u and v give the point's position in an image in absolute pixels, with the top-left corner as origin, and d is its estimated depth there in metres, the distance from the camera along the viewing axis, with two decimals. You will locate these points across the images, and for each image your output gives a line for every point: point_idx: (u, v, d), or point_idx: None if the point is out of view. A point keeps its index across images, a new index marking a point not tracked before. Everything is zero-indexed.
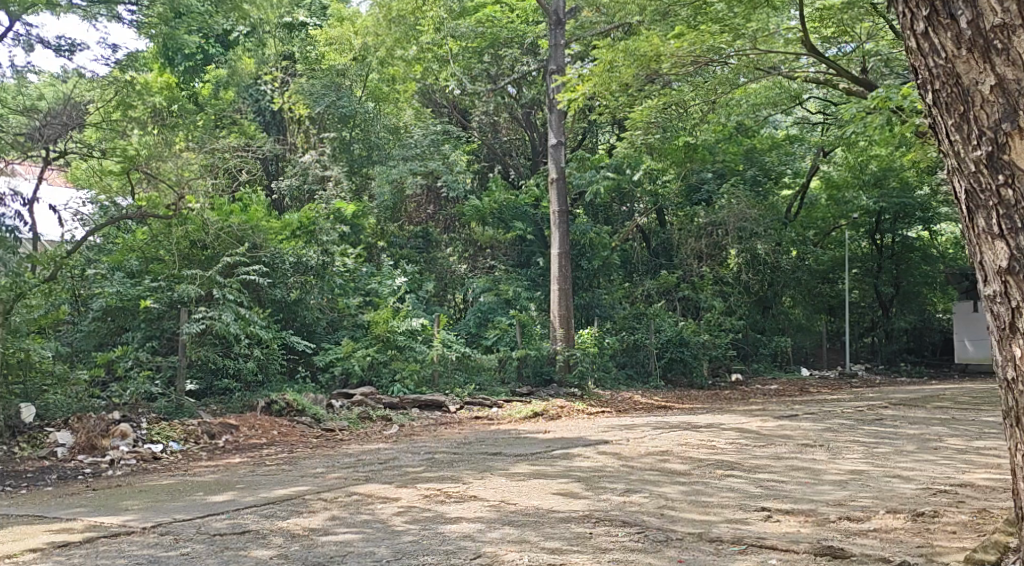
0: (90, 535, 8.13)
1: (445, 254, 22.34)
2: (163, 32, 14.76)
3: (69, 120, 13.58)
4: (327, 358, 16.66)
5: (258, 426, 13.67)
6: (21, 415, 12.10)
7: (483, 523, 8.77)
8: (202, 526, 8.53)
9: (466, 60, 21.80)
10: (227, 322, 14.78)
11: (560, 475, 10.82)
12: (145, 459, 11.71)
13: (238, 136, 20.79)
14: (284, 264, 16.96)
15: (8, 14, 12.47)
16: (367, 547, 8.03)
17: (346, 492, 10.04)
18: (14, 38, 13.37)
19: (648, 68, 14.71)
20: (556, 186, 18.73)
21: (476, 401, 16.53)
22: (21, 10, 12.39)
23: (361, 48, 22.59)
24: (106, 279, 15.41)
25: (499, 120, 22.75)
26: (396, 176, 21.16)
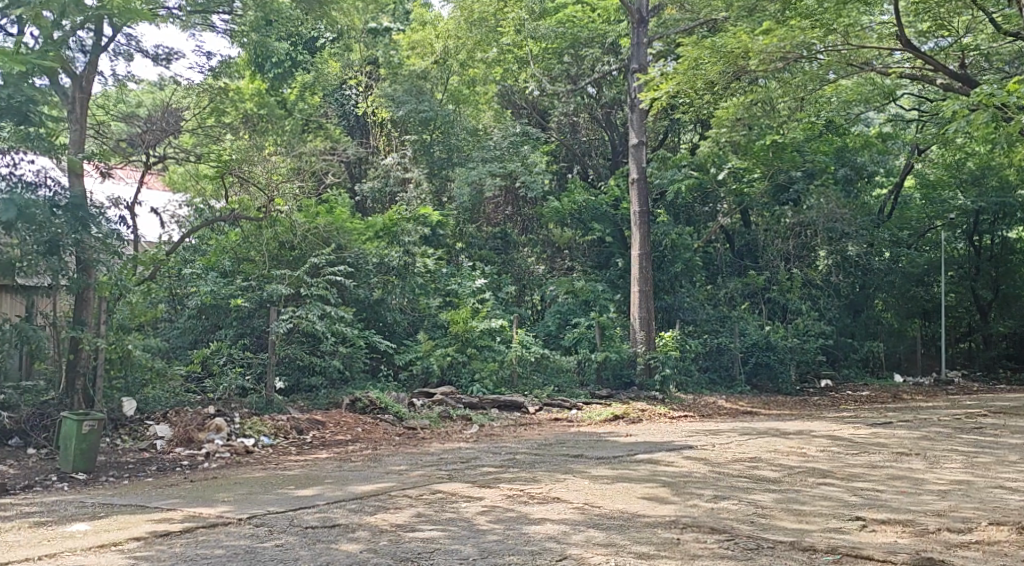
0: (189, 525, 8.30)
1: (524, 254, 22.23)
2: (254, 40, 15.10)
3: (167, 126, 14.38)
4: (407, 357, 16.84)
5: (343, 423, 13.82)
6: (123, 409, 12.42)
7: (569, 525, 8.68)
8: (295, 519, 8.63)
9: (546, 61, 21.75)
10: (314, 319, 15.28)
11: (646, 479, 10.67)
12: (238, 453, 11.91)
13: (323, 139, 21.09)
14: (368, 264, 17.37)
15: (114, 24, 12.96)
16: (454, 544, 8.02)
17: (430, 490, 10.06)
18: (116, 50, 13.78)
19: (736, 65, 14.49)
20: (637, 186, 18.54)
21: (556, 403, 16.44)
22: (122, 22, 12.85)
23: (442, 52, 22.73)
24: (202, 278, 15.82)
25: (580, 120, 22.54)
26: (475, 178, 21.24)
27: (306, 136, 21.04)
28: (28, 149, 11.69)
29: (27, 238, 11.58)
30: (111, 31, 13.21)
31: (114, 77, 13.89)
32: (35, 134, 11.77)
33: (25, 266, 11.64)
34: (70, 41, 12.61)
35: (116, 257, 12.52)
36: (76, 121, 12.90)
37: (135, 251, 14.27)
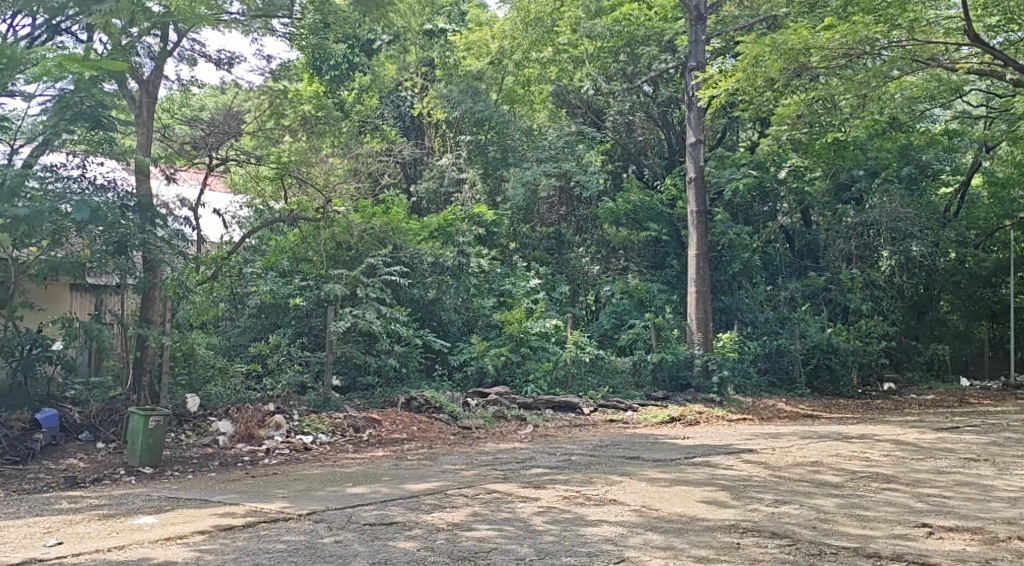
0: (251, 520, 8.37)
1: (579, 254, 21.97)
2: (313, 43, 15.34)
3: (230, 129, 14.77)
4: (462, 357, 16.86)
5: (399, 421, 13.87)
6: (187, 404, 12.65)
7: (626, 527, 8.58)
8: (353, 516, 8.66)
9: (601, 59, 21.63)
10: (370, 319, 15.50)
11: (705, 483, 10.52)
12: (297, 450, 12.03)
13: (380, 140, 21.24)
14: (423, 264, 17.49)
15: (178, 30, 13.23)
16: (511, 544, 7.97)
17: (486, 489, 10.04)
18: (180, 55, 14.01)
19: (797, 62, 14.23)
20: (694, 185, 18.34)
21: (611, 404, 16.30)
22: (189, 28, 13.16)
23: (496, 52, 21.58)
24: (261, 278, 15.90)
25: (635, 119, 22.24)
26: (531, 178, 21.24)
27: (363, 137, 21.21)
28: (99, 155, 12.05)
29: (98, 237, 11.76)
30: (177, 36, 13.44)
31: (179, 81, 14.23)
32: (105, 139, 12.02)
33: (96, 265, 11.85)
34: (138, 48, 12.90)
35: (178, 257, 12.83)
36: (142, 124, 13.15)
37: (198, 252, 14.54)
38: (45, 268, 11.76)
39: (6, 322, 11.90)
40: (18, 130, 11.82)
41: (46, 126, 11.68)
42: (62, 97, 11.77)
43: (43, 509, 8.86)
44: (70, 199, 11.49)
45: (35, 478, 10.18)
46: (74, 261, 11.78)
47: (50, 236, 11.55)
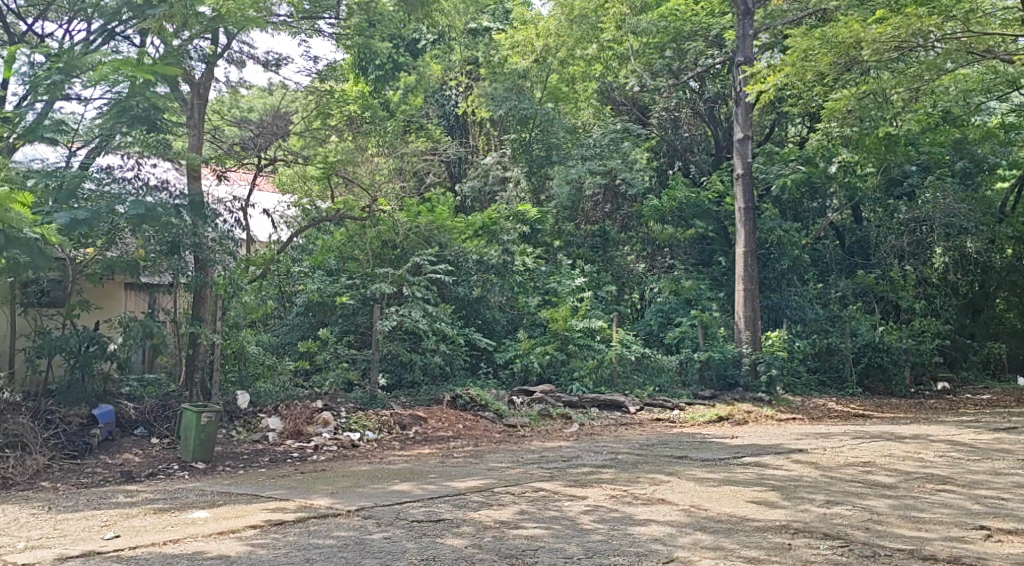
0: (302, 515, 8.43)
1: (624, 253, 21.77)
2: (359, 42, 15.36)
3: (277, 130, 14.81)
4: (507, 354, 16.87)
5: (445, 419, 13.86)
6: (237, 401, 12.80)
7: (674, 527, 8.50)
8: (401, 513, 8.68)
9: (647, 56, 21.38)
10: (416, 318, 15.63)
11: (754, 483, 10.38)
12: (345, 447, 12.10)
13: (424, 139, 21.29)
14: (467, 262, 17.58)
15: (227, 32, 13.36)
16: (558, 543, 7.92)
17: (533, 488, 10.01)
18: (229, 57, 14.16)
19: (847, 55, 14.07)
20: (742, 181, 18.13)
21: (657, 403, 16.17)
22: (240, 31, 13.29)
23: (542, 51, 22.24)
24: (309, 276, 16.07)
25: (681, 116, 22.02)
26: (575, 176, 21.16)
27: (408, 135, 21.25)
28: (153, 157, 12.11)
29: (151, 237, 12.07)
30: (226, 39, 13.58)
31: (228, 83, 14.38)
32: (160, 143, 12.02)
33: (149, 264, 12.14)
34: (189, 51, 13.00)
35: (228, 256, 13.03)
36: (194, 126, 13.40)
37: (247, 253, 14.59)
38: (101, 267, 11.91)
39: (64, 320, 12.09)
40: (75, 134, 12.11)
41: (101, 129, 11.89)
42: (118, 100, 11.93)
43: (101, 502, 8.99)
44: (126, 203, 11.73)
45: (92, 472, 10.35)
46: (129, 260, 11.98)
47: (106, 236, 11.77)
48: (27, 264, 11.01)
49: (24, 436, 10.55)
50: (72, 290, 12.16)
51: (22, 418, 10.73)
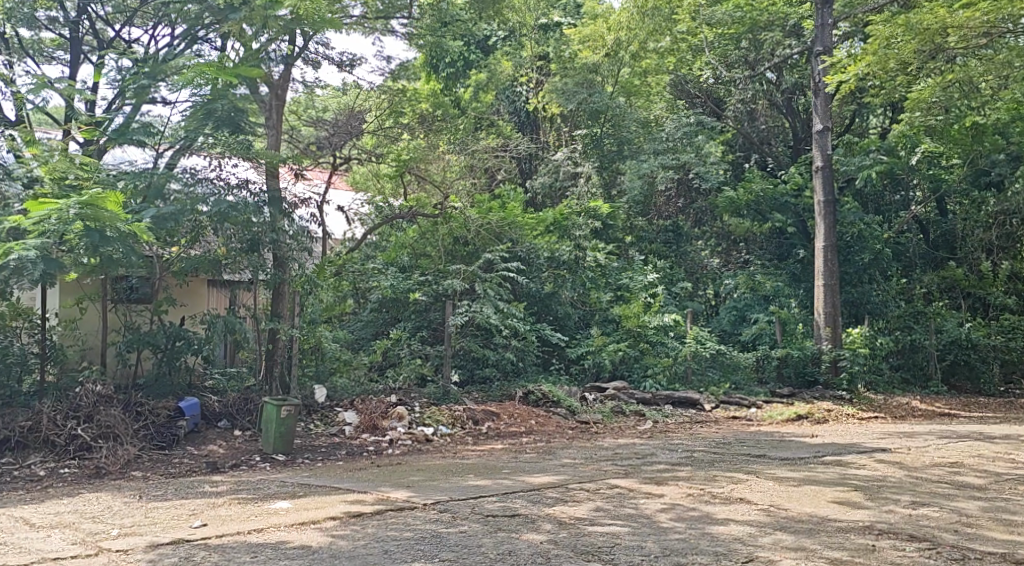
0: (380, 508, 8.47)
1: (698, 248, 21.75)
2: (431, 41, 15.37)
3: (352, 130, 14.96)
4: (579, 350, 16.75)
5: (517, 414, 13.81)
6: (314, 396, 12.98)
7: (754, 526, 8.31)
8: (476, 507, 8.67)
9: (722, 47, 20.80)
10: (487, 314, 15.48)
11: (836, 483, 10.12)
12: (419, 441, 12.15)
13: (496, 136, 21.21)
14: (539, 259, 17.55)
15: (304, 34, 13.52)
16: (635, 540, 7.82)
17: (608, 484, 9.90)
18: (306, 58, 14.36)
19: (933, 43, 13.62)
20: (821, 174, 17.69)
21: (734, 401, 15.90)
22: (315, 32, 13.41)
23: (613, 44, 22.19)
24: (383, 273, 16.15)
25: (757, 107, 21.47)
26: (647, 170, 20.92)
27: (479, 133, 21.24)
28: (234, 158, 12.39)
29: (232, 235, 12.37)
30: (303, 39, 13.74)
31: (304, 84, 14.57)
32: (242, 144, 12.26)
33: (230, 262, 12.42)
34: (268, 52, 13.20)
35: (304, 252, 13.20)
36: (272, 126, 13.56)
37: (325, 252, 14.68)
38: (186, 266, 12.24)
39: (152, 317, 12.32)
40: (162, 136, 12.53)
41: (185, 131, 12.35)
42: (201, 103, 12.39)
43: (188, 492, 9.17)
44: (207, 202, 11.98)
45: (179, 463, 10.57)
46: (212, 259, 12.30)
47: (190, 235, 12.15)
48: (120, 261, 11.24)
49: (116, 428, 10.80)
50: (158, 287, 12.44)
51: (113, 409, 11.01)
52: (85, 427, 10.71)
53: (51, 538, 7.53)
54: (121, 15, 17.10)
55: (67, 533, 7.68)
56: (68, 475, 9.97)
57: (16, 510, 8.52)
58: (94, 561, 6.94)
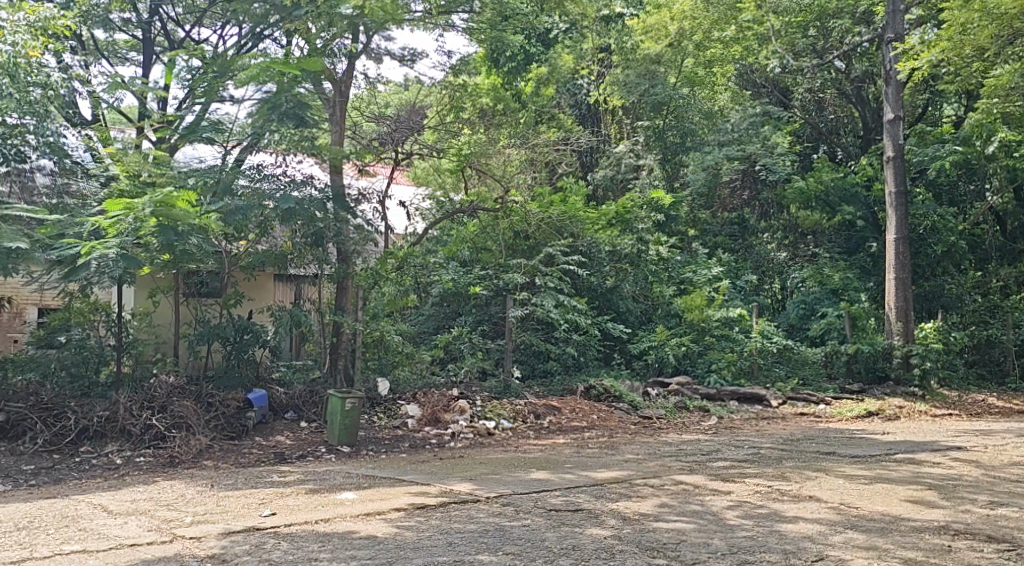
0: (443, 500, 8.45)
1: (763, 241, 21.36)
2: (492, 36, 15.34)
3: (414, 125, 15.07)
4: (642, 346, 16.57)
5: (579, 409, 13.71)
6: (378, 388, 13.03)
7: (824, 525, 8.09)
8: (539, 501, 8.59)
9: (789, 35, 20.12)
10: (547, 308, 15.48)
11: (909, 481, 9.82)
12: (481, 435, 12.12)
13: (556, 129, 20.96)
14: (600, 253, 17.34)
15: (368, 31, 13.57)
16: (702, 537, 7.66)
17: (673, 480, 9.75)
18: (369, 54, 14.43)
19: (1011, 27, 13.21)
20: (892, 164, 17.23)
21: (801, 396, 15.58)
22: (376, 29, 13.45)
23: (677, 34, 21.66)
24: (444, 268, 16.21)
25: (826, 97, 21.09)
26: (711, 162, 20.68)
27: (540, 126, 21.07)
28: (299, 153, 12.67)
29: (297, 230, 12.46)
30: (366, 37, 13.75)
31: (367, 79, 14.63)
32: (308, 137, 12.42)
33: (295, 255, 12.58)
34: (334, 47, 13.29)
35: (369, 244, 13.29)
36: (336, 123, 13.64)
37: (387, 246, 14.67)
38: (254, 260, 12.43)
39: (221, 310, 12.52)
40: (230, 133, 12.81)
41: (253, 128, 12.38)
42: (266, 99, 12.40)
43: (257, 481, 9.27)
44: (272, 198, 12.02)
45: (249, 452, 10.69)
46: (277, 253, 12.48)
47: (258, 228, 12.27)
48: (194, 256, 11.41)
49: (189, 418, 10.96)
50: (228, 283, 12.62)
51: (185, 400, 11.18)
52: (159, 417, 10.88)
53: (128, 524, 7.65)
54: (191, 16, 17.38)
55: (143, 520, 7.79)
56: (144, 463, 10.15)
57: (94, 497, 8.69)
58: (170, 548, 7.03)
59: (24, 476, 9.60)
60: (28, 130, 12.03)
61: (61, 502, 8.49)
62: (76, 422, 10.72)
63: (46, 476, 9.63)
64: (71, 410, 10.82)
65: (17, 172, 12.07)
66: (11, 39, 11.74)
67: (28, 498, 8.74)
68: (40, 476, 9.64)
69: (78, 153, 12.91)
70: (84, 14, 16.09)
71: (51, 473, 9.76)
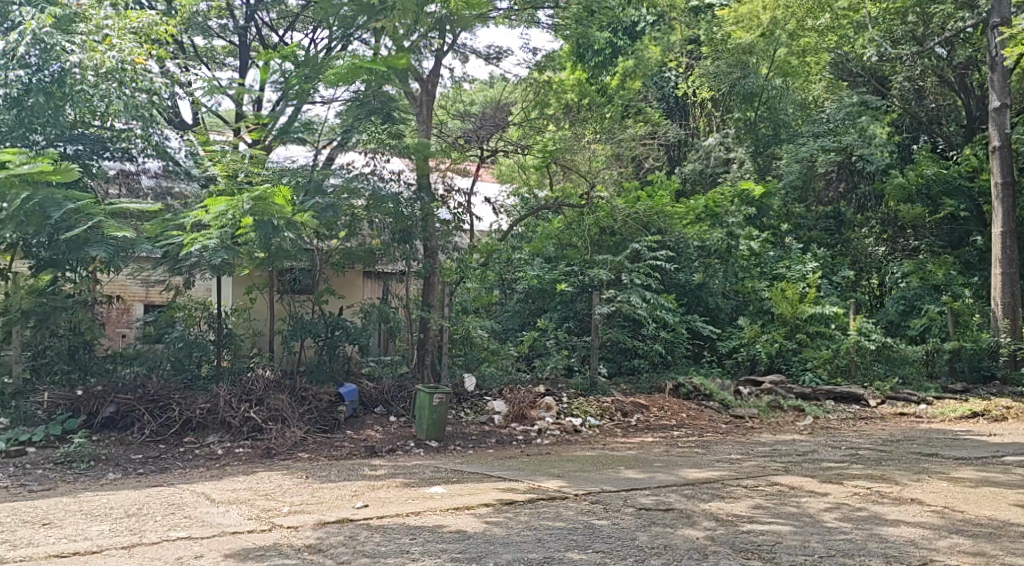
0: (532, 497, 8.36)
1: (861, 236, 20.67)
2: (576, 31, 15.21)
3: (499, 122, 15.04)
4: (731, 343, 16.26)
5: (668, 408, 13.49)
6: (464, 384, 13.03)
7: (929, 529, 7.74)
8: (629, 500, 8.43)
9: (886, 23, 19.73)
10: (635, 304, 15.12)
11: (1018, 485, 9.34)
12: (568, 432, 11.99)
13: (643, 123, 20.71)
14: (689, 249, 16.99)
15: (454, 31, 13.66)
16: (798, 540, 7.40)
17: (768, 481, 9.46)
18: (455, 54, 14.46)
19: None
20: (999, 155, 16.57)
21: (901, 396, 15.06)
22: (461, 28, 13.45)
23: (769, 24, 20.78)
24: (529, 264, 16.25)
25: (926, 85, 20.33)
26: (806, 154, 20.28)
27: (627, 121, 20.86)
28: (388, 153, 12.65)
29: (386, 228, 12.55)
30: (454, 36, 13.86)
31: (452, 78, 14.68)
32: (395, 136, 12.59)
33: (384, 254, 12.65)
34: (420, 48, 13.36)
35: (448, 242, 13.42)
36: (422, 122, 13.69)
37: (472, 241, 14.68)
38: (342, 256, 12.55)
39: (313, 307, 12.69)
40: (320, 133, 13.37)
41: (342, 128, 12.87)
42: (354, 99, 12.64)
43: (349, 474, 9.32)
44: (366, 194, 12.23)
45: (340, 445, 10.77)
46: (366, 250, 12.54)
47: (347, 228, 12.35)
48: (288, 251, 11.53)
49: (284, 410, 11.11)
50: (319, 279, 12.75)
51: (279, 394, 11.33)
52: (256, 410, 11.04)
53: (230, 513, 7.76)
54: (285, 21, 17.75)
55: (244, 509, 7.90)
56: (242, 454, 10.32)
57: (197, 486, 8.86)
58: (269, 537, 7.10)
59: (133, 465, 9.85)
60: (135, 134, 12.45)
61: (167, 490, 8.68)
62: (180, 414, 10.94)
63: (153, 465, 9.86)
64: (175, 402, 11.06)
65: (123, 172, 12.78)
66: (119, 47, 12.11)
67: (137, 486, 8.97)
68: (147, 465, 9.89)
69: (180, 156, 13.26)
70: (185, 21, 16.53)
71: (157, 462, 9.99)
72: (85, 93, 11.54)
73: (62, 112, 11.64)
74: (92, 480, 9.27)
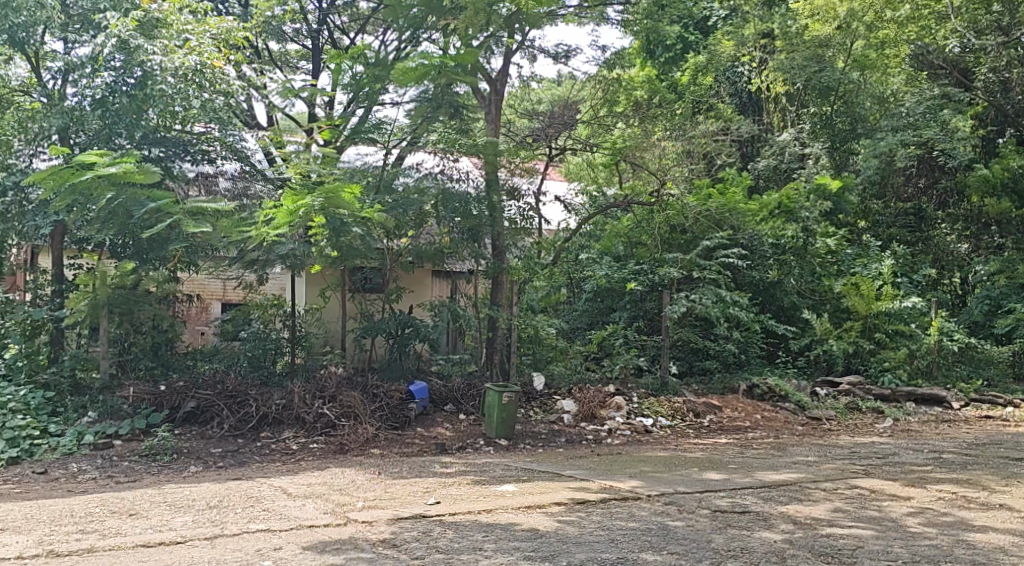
0: (604, 497, 8.26)
1: (943, 232, 19.95)
2: (646, 27, 15.02)
3: (567, 120, 14.76)
4: (805, 342, 15.89)
5: (742, 408, 13.19)
6: (534, 383, 12.93)
7: (1019, 536, 7.42)
8: (704, 501, 8.27)
9: (971, 13, 19.47)
10: (707, 304, 14.85)
11: None
12: (638, 433, 11.87)
13: (714, 119, 20.41)
14: (763, 246, 16.50)
15: (522, 30, 13.65)
16: (881, 544, 7.16)
17: (848, 484, 9.19)
18: (524, 54, 14.43)
19: None
20: None
21: (986, 398, 14.64)
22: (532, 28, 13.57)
23: (846, 16, 20.74)
24: (597, 263, 16.11)
25: (1012, 76, 19.06)
26: (884, 148, 19.71)
27: (698, 117, 20.57)
28: (458, 153, 12.62)
29: (455, 226, 12.52)
30: (523, 34, 13.84)
31: (520, 78, 14.72)
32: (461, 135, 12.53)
33: (452, 251, 12.59)
34: (488, 47, 13.35)
35: (523, 236, 13.38)
36: (490, 122, 13.63)
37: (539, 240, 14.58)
38: (413, 254, 12.51)
39: (384, 305, 12.81)
40: (388, 132, 13.25)
41: (408, 129, 13.11)
42: (425, 100, 13.19)
43: (421, 471, 9.32)
44: (433, 197, 12.34)
45: (412, 442, 10.79)
46: (436, 249, 12.49)
47: (415, 224, 12.36)
48: (360, 252, 11.65)
49: (356, 407, 11.17)
50: (390, 278, 12.84)
51: (352, 391, 11.39)
52: (329, 406, 11.13)
53: (307, 507, 7.82)
54: (355, 23, 17.90)
55: (320, 503, 7.94)
56: (317, 450, 10.41)
57: (273, 480, 8.95)
58: (345, 530, 7.13)
59: (212, 459, 10.00)
60: (214, 136, 12.71)
61: (246, 483, 8.79)
62: (257, 409, 11.07)
63: (232, 459, 10.00)
64: (252, 397, 11.19)
65: (202, 174, 12.69)
66: (199, 50, 12.29)
67: (217, 479, 9.09)
68: (227, 458, 10.03)
69: (256, 157, 13.56)
70: (259, 26, 16.78)
71: (235, 456, 10.13)
72: (166, 93, 11.73)
73: (146, 114, 11.82)
74: (174, 472, 9.44)
